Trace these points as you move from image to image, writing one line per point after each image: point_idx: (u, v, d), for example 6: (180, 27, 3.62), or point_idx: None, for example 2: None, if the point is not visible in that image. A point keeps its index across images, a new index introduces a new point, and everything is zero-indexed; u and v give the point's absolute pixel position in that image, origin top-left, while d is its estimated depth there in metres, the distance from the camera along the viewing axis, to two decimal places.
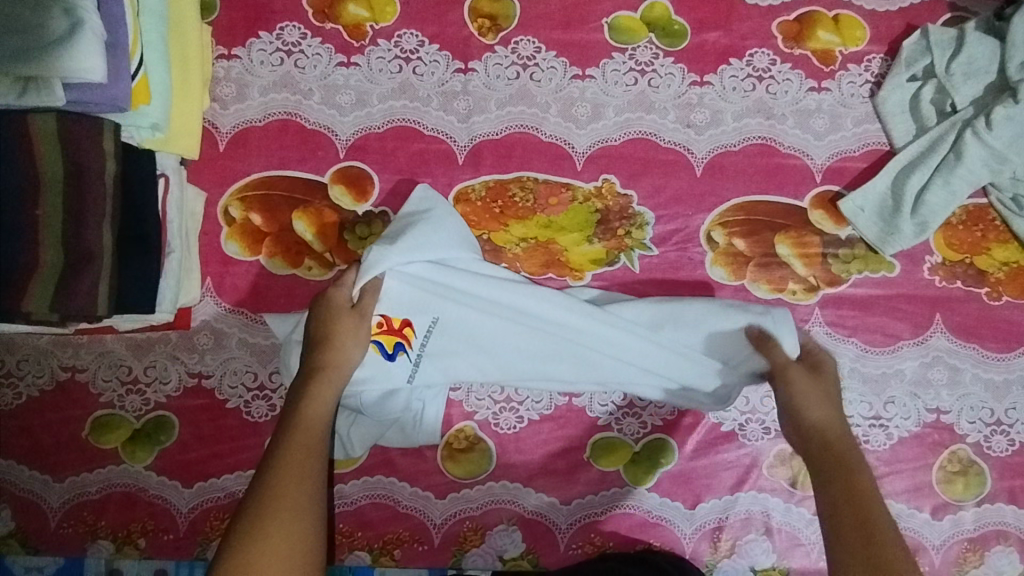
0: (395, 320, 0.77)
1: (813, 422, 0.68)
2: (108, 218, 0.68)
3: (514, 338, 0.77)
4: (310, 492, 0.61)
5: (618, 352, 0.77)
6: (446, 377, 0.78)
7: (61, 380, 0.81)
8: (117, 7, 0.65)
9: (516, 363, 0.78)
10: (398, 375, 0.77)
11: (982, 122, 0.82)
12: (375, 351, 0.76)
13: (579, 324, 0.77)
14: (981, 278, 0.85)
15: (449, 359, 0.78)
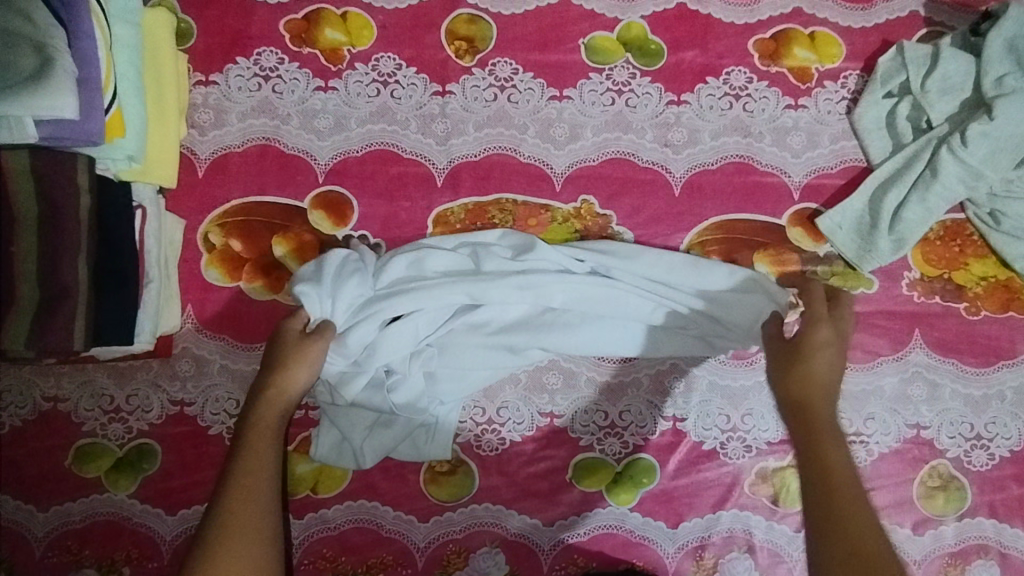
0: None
1: (816, 371, 0.67)
2: (83, 254, 0.67)
3: (483, 293, 0.80)
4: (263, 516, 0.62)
5: (614, 307, 0.81)
6: (464, 371, 0.81)
7: (44, 409, 0.81)
8: (88, 42, 0.64)
9: (496, 330, 0.81)
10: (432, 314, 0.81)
11: (957, 139, 0.82)
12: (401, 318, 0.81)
13: (511, 293, 0.80)
14: (959, 294, 0.86)
15: (455, 347, 0.81)
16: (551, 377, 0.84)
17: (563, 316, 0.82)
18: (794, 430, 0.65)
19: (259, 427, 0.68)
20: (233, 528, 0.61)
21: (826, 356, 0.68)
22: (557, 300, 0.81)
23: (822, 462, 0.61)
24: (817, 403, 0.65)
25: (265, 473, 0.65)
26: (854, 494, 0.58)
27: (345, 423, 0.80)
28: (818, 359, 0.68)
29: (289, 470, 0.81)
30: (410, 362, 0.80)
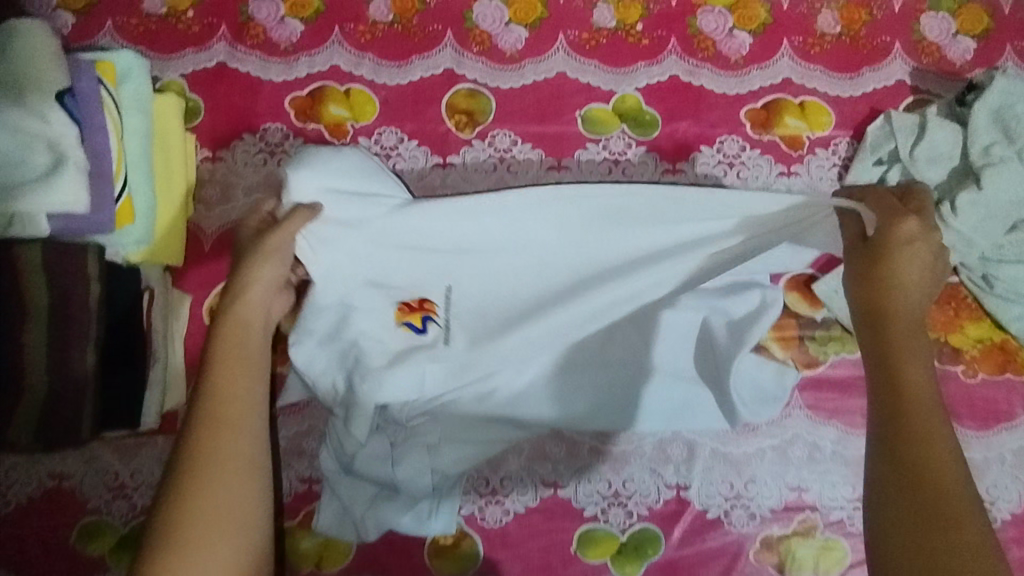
0: (413, 300, 0.77)
1: (903, 275, 0.61)
2: (93, 342, 0.67)
3: (521, 277, 0.77)
4: (235, 446, 0.61)
5: (631, 261, 0.75)
6: (460, 445, 0.81)
7: (49, 487, 0.81)
8: (101, 135, 0.67)
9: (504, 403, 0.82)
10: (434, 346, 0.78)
11: (947, 207, 0.84)
12: (407, 332, 0.77)
13: (539, 227, 0.75)
14: (956, 356, 0.87)
15: (448, 417, 0.81)
16: (554, 447, 0.85)
17: (584, 320, 0.78)
18: (861, 333, 0.62)
19: (229, 336, 0.67)
20: (200, 468, 0.59)
21: (920, 251, 0.62)
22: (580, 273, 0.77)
23: (903, 392, 0.56)
24: (897, 313, 0.60)
25: (236, 390, 0.63)
26: (930, 407, 0.55)
27: (345, 493, 0.80)
28: (904, 254, 0.62)
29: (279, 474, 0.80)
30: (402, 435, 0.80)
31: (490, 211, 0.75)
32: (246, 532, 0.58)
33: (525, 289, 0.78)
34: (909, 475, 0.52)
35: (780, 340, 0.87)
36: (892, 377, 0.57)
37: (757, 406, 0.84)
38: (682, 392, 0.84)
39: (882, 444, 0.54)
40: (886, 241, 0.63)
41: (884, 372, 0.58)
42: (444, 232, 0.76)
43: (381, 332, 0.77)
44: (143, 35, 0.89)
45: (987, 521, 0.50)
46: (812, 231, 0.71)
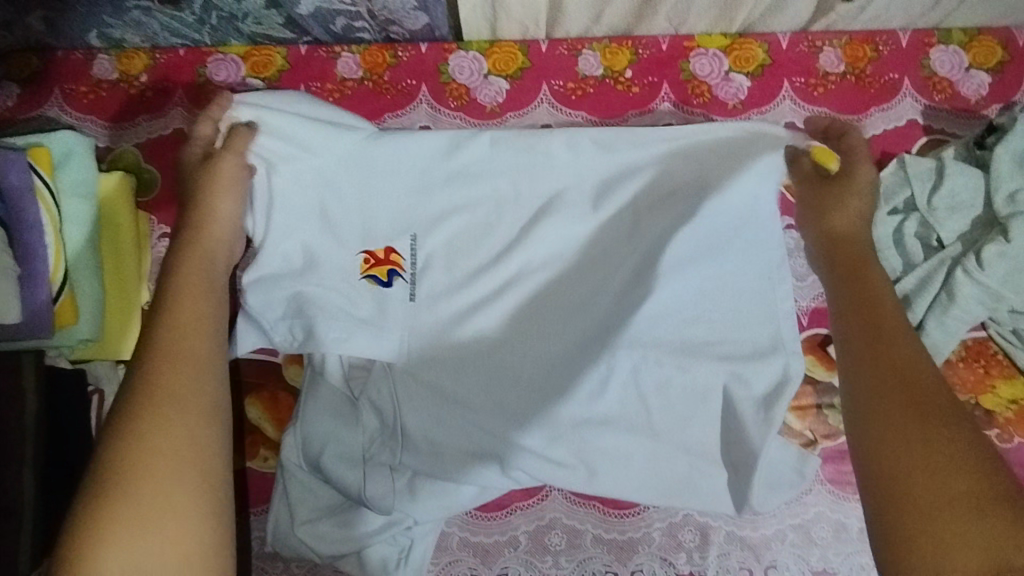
0: (379, 252, 0.80)
1: (846, 220, 0.72)
2: (30, 462, 0.60)
3: (482, 228, 0.83)
4: (205, 355, 0.59)
5: (596, 207, 0.84)
6: (427, 444, 0.76)
7: None
8: (35, 231, 0.62)
9: (475, 371, 0.78)
10: (397, 302, 0.80)
11: (972, 260, 0.77)
12: (371, 285, 0.80)
13: (506, 165, 0.84)
14: (990, 419, 0.80)
15: (408, 402, 0.77)
16: (553, 536, 0.78)
17: (553, 286, 0.82)
18: (840, 287, 0.67)
19: (189, 260, 0.68)
20: (169, 372, 0.57)
21: (858, 199, 0.74)
22: (552, 230, 0.83)
23: (868, 314, 0.62)
24: (852, 245, 0.70)
25: (195, 306, 0.62)
26: (901, 332, 0.60)
27: (296, 493, 0.76)
28: (851, 206, 0.73)
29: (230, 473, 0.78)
30: (365, 413, 0.77)
31: (463, 145, 0.84)
32: (208, 432, 0.55)
33: (483, 251, 0.83)
34: (898, 392, 0.55)
35: (797, 408, 0.80)
36: (871, 323, 0.61)
37: (774, 487, 0.77)
38: (687, 470, 0.78)
39: (856, 362, 0.59)
40: (837, 188, 0.74)
41: (858, 319, 0.62)
42: (409, 184, 0.82)
43: (345, 305, 0.79)
44: (95, 104, 0.84)
45: (987, 441, 0.52)
46: (737, 161, 0.81)
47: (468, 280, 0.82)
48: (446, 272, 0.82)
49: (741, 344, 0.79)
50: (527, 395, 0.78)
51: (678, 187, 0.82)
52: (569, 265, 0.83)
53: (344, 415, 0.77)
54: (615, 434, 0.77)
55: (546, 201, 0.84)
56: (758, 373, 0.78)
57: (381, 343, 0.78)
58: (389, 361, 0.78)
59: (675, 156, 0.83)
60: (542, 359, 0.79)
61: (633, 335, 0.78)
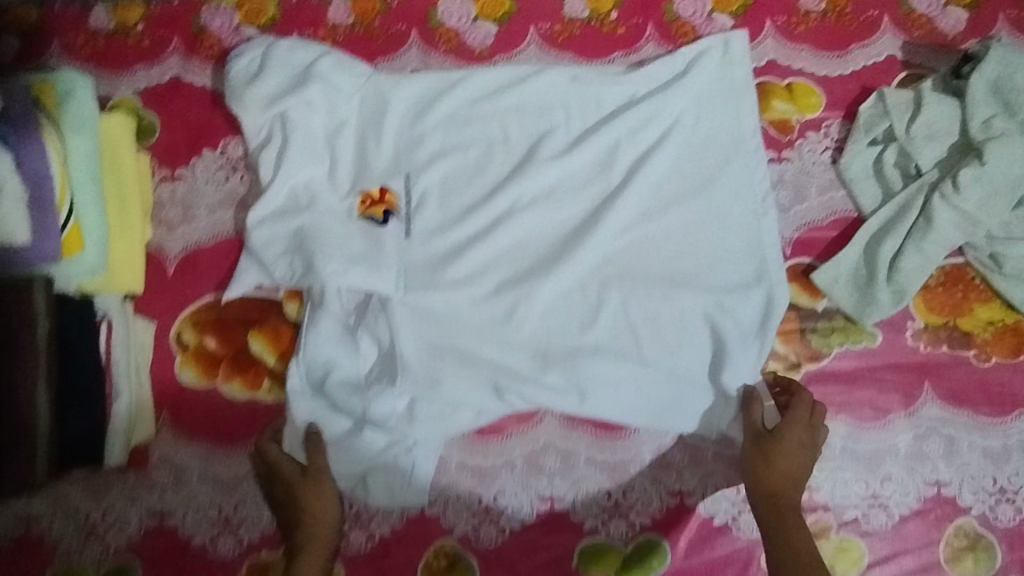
0: (374, 192, 0.83)
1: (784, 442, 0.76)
2: (43, 380, 0.63)
3: (476, 167, 0.85)
4: None
5: (586, 145, 0.85)
6: (426, 371, 0.79)
7: (16, 533, 0.77)
8: (40, 159, 0.63)
9: (471, 304, 0.81)
10: (393, 239, 0.82)
11: (949, 185, 0.80)
12: (368, 225, 0.82)
13: (497, 107, 0.86)
14: (967, 341, 0.83)
15: (404, 329, 0.79)
16: (549, 459, 0.82)
17: (547, 220, 0.84)
18: (759, 509, 0.74)
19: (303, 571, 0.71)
20: None
21: (797, 418, 0.77)
22: (547, 169, 0.84)
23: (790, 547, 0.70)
24: (786, 487, 0.74)
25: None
26: (813, 550, 0.70)
27: (303, 415, 0.78)
28: (795, 432, 0.76)
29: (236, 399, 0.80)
30: (365, 342, 0.80)
31: (454, 87, 0.86)
32: None
33: (475, 188, 0.84)
34: None
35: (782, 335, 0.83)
36: (785, 548, 0.70)
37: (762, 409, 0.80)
38: (674, 394, 0.80)
39: None
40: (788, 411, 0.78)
41: (778, 524, 0.72)
42: (402, 123, 0.85)
43: (342, 241, 0.81)
44: (93, 52, 0.86)
45: None
46: (715, 106, 0.86)
47: (462, 216, 0.83)
48: (440, 209, 0.84)
49: (733, 276, 0.82)
50: (522, 327, 0.81)
51: (665, 132, 0.86)
52: (559, 200, 0.84)
53: (347, 345, 0.79)
54: (605, 362, 0.80)
55: (535, 140, 0.86)
56: (745, 304, 0.81)
57: (379, 276, 0.80)
58: (387, 295, 0.80)
59: (663, 98, 0.86)
60: (536, 294, 0.81)
61: (621, 267, 0.83)
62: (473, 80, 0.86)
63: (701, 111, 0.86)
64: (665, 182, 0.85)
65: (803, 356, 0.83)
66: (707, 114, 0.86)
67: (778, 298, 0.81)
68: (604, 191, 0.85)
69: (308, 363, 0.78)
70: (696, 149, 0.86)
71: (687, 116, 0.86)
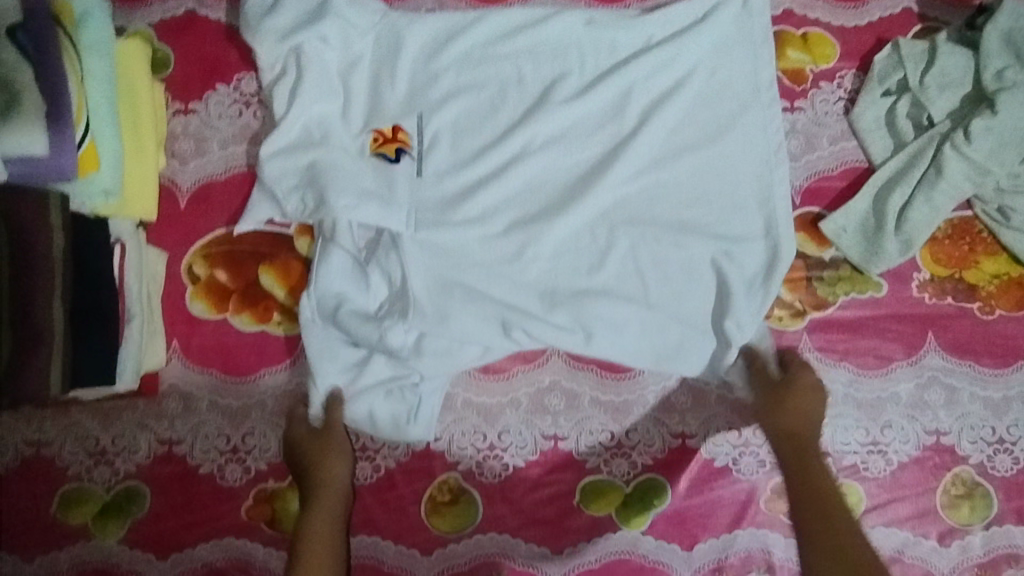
0: (387, 131, 0.83)
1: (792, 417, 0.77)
2: (59, 293, 0.63)
3: (488, 108, 0.85)
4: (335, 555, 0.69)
5: (599, 90, 0.85)
6: (435, 308, 0.79)
7: (27, 455, 0.78)
8: (58, 73, 0.63)
9: (480, 243, 0.81)
10: (406, 177, 0.82)
11: (960, 134, 0.80)
12: (380, 162, 0.82)
13: (511, 49, 0.86)
14: (972, 293, 0.83)
15: (412, 265, 0.79)
16: (553, 399, 0.82)
17: (559, 162, 0.84)
18: (781, 453, 0.76)
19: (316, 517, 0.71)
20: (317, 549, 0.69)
21: (805, 392, 0.78)
22: (560, 112, 0.84)
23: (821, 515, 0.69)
24: (805, 458, 0.74)
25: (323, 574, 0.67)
26: (842, 516, 0.69)
27: (317, 345, 0.78)
28: (799, 406, 0.77)
29: (246, 331, 0.81)
30: (375, 276, 0.80)
31: (469, 28, 0.86)
32: None
33: (487, 130, 0.84)
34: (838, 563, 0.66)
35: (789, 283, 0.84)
36: (816, 517, 0.69)
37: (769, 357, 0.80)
38: (680, 337, 0.80)
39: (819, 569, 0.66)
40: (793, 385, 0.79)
41: (804, 493, 0.72)
42: (417, 62, 0.86)
43: (354, 177, 0.80)
44: None
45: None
46: (730, 53, 0.86)
47: (474, 157, 0.83)
48: (452, 149, 0.84)
49: (744, 226, 0.82)
50: (531, 269, 0.81)
51: (679, 81, 0.86)
52: (571, 143, 0.84)
53: (356, 278, 0.79)
54: (613, 305, 0.80)
55: (549, 84, 0.86)
56: (751, 251, 0.81)
57: (390, 212, 0.80)
58: (399, 231, 0.80)
59: (677, 44, 0.86)
60: (545, 238, 0.81)
61: (631, 214, 0.83)
62: (488, 22, 0.86)
63: (716, 61, 0.86)
64: (679, 130, 0.85)
65: (809, 304, 0.83)
66: (721, 62, 0.86)
67: (789, 247, 0.81)
68: (616, 136, 0.85)
69: (322, 295, 0.79)
70: (710, 98, 0.86)
71: (703, 64, 0.86)
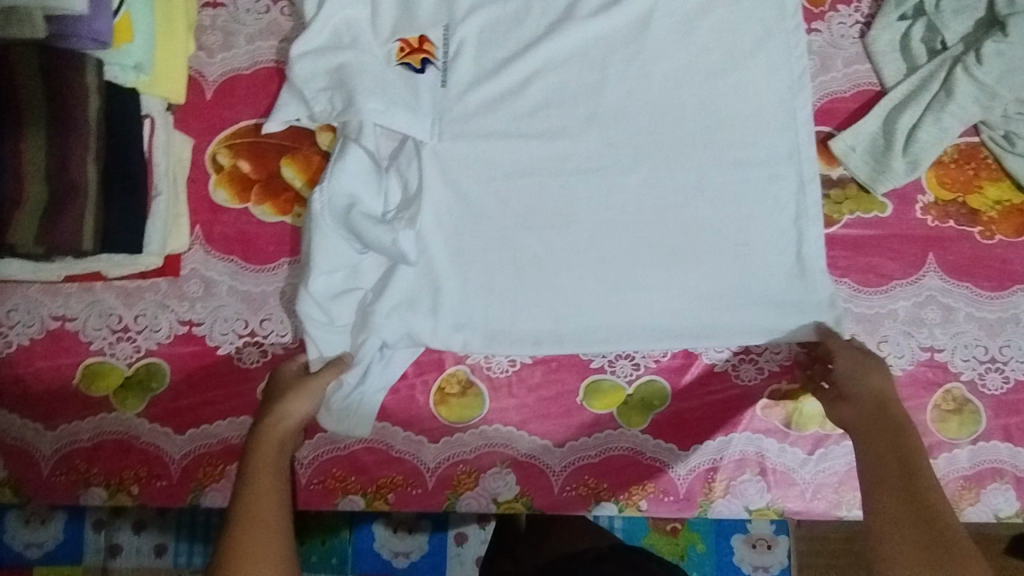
0: (413, 41, 0.83)
1: (870, 385, 0.72)
2: (92, 151, 0.67)
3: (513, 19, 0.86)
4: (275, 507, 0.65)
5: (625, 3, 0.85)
6: (454, 213, 0.82)
7: (51, 328, 0.80)
8: None
9: (498, 148, 0.83)
10: (433, 86, 0.84)
11: (972, 57, 0.82)
12: (405, 71, 0.83)
13: None
14: (973, 218, 0.85)
15: (430, 174, 0.82)
16: None
17: (577, 73, 0.85)
18: (862, 412, 0.71)
19: (261, 472, 0.67)
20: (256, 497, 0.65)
21: (874, 365, 0.74)
22: (583, 26, 0.85)
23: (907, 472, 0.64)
24: (891, 417, 0.69)
25: (264, 531, 0.63)
26: (926, 476, 0.64)
27: (323, 242, 0.79)
28: (874, 373, 0.73)
29: (268, 222, 0.83)
30: (393, 180, 0.82)
31: None
32: None
33: (511, 39, 0.86)
34: (917, 518, 0.61)
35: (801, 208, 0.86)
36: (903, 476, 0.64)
37: (779, 280, 0.80)
38: (700, 237, 0.81)
39: (890, 521, 0.62)
40: (856, 356, 0.75)
41: (884, 449, 0.67)
42: None
43: (380, 81, 0.81)
44: None
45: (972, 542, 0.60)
46: None
47: (496, 70, 0.84)
48: (475, 61, 0.85)
49: (761, 151, 0.82)
50: (548, 179, 0.83)
51: None
52: (593, 52, 0.85)
53: (373, 179, 0.81)
54: (626, 214, 0.82)
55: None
56: (770, 165, 0.82)
57: (416, 120, 0.81)
58: (423, 141, 0.82)
59: None
60: (561, 149, 0.83)
61: (651, 123, 0.83)
62: None
63: None
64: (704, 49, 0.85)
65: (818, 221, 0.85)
66: None
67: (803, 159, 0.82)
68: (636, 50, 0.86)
69: (336, 195, 0.79)
70: None
71: None
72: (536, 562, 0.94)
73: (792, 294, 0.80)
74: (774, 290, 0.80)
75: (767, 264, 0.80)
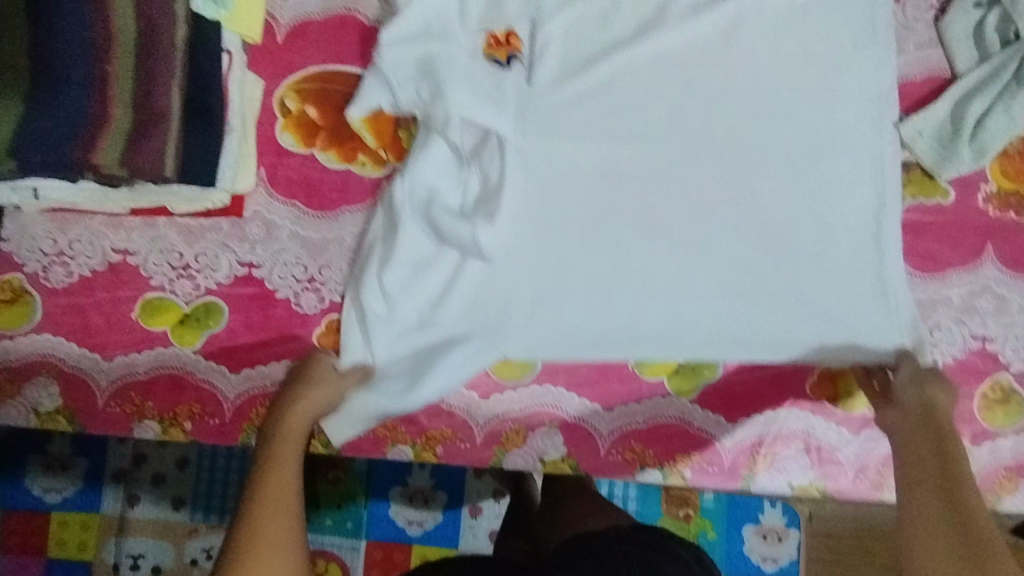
0: (500, 35, 0.83)
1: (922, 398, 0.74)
2: (177, 81, 0.68)
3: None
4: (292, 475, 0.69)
5: None
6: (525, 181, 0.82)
7: (113, 261, 0.81)
8: None
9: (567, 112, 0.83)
10: (517, 82, 0.82)
11: None
12: (492, 68, 0.82)
13: None
14: None
15: (516, 177, 0.81)
16: None
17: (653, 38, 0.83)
18: (909, 421, 0.73)
19: (280, 457, 0.70)
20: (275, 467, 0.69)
21: (930, 379, 0.75)
22: None
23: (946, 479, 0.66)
24: (939, 427, 0.71)
25: (279, 496, 0.67)
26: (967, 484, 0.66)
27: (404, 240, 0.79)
28: (931, 389, 0.74)
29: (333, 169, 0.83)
30: (474, 173, 0.81)
31: None
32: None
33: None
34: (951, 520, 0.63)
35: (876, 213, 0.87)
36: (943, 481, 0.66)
37: (845, 262, 0.80)
38: (762, 212, 0.81)
39: (923, 522, 0.64)
40: (911, 372, 0.76)
41: (927, 456, 0.69)
42: None
43: (467, 74, 0.80)
44: None
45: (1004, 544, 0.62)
46: None
47: (569, 34, 0.84)
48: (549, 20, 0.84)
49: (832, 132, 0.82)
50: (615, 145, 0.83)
51: None
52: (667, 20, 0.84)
53: (453, 171, 0.81)
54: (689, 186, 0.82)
55: None
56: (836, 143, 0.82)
57: (499, 115, 0.81)
58: (506, 137, 0.81)
59: None
60: (629, 115, 0.83)
61: (721, 94, 0.83)
62: None
63: None
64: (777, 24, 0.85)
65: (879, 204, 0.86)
66: None
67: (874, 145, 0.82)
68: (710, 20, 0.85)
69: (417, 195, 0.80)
70: None
71: None
72: (551, 545, 0.94)
73: (852, 274, 0.81)
74: (841, 289, 0.81)
75: (830, 241, 0.81)
